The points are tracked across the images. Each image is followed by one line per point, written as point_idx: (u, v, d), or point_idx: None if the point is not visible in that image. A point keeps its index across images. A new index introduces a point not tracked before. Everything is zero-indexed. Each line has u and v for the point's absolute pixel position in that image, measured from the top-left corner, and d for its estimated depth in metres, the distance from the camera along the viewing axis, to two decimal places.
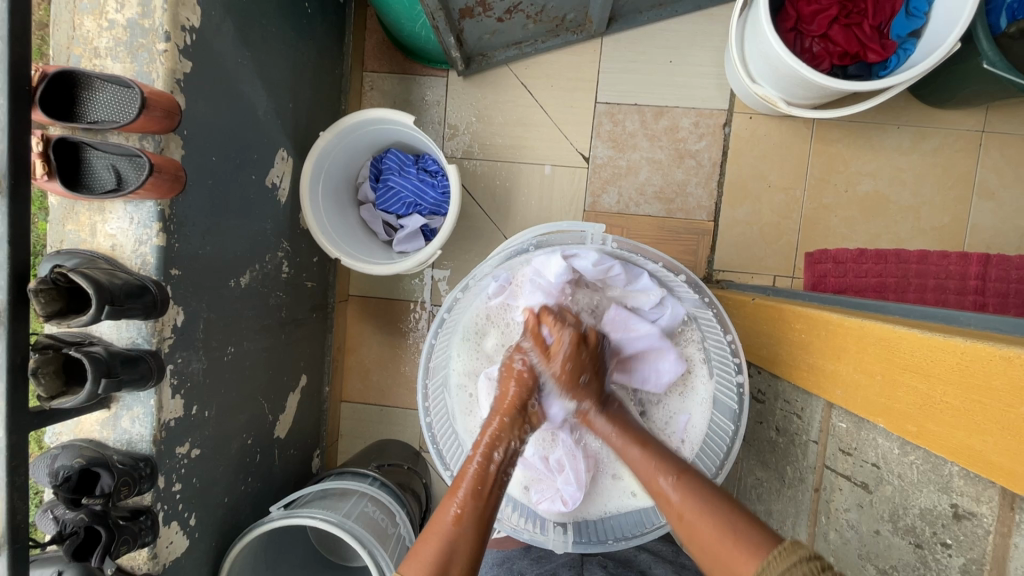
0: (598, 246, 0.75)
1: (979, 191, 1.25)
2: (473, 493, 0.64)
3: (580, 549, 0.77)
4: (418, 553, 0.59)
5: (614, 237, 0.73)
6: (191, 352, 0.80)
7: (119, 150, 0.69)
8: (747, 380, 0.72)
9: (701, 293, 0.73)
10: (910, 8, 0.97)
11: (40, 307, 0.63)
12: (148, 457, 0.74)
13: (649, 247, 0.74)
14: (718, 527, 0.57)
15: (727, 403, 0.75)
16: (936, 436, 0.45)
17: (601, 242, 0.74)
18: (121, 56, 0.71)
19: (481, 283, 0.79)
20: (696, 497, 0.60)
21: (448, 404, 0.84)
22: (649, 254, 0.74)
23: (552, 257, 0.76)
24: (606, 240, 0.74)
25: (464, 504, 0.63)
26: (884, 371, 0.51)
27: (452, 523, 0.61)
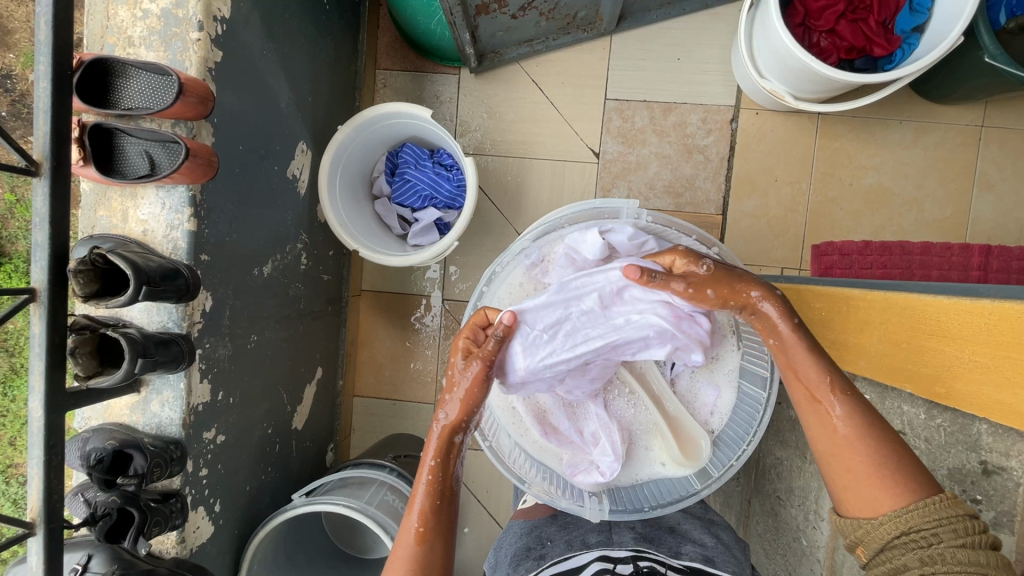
0: (633, 220, 0.79)
1: (979, 183, 1.28)
2: (432, 505, 0.64)
3: (616, 515, 0.78)
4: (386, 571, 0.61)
5: (649, 212, 0.78)
6: (218, 338, 0.81)
7: (153, 136, 0.71)
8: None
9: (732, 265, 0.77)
10: (914, 4, 1.00)
11: (78, 287, 0.64)
12: (178, 441, 0.75)
13: (682, 221, 0.79)
14: (874, 459, 0.53)
15: (758, 371, 0.77)
16: (965, 395, 0.47)
17: (635, 216, 0.79)
18: (155, 45, 0.73)
19: (516, 258, 0.80)
20: (863, 417, 0.55)
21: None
22: (681, 228, 0.78)
23: (588, 232, 0.76)
24: (640, 215, 0.79)
25: (423, 515, 0.63)
26: (910, 337, 0.53)
27: (415, 539, 0.63)
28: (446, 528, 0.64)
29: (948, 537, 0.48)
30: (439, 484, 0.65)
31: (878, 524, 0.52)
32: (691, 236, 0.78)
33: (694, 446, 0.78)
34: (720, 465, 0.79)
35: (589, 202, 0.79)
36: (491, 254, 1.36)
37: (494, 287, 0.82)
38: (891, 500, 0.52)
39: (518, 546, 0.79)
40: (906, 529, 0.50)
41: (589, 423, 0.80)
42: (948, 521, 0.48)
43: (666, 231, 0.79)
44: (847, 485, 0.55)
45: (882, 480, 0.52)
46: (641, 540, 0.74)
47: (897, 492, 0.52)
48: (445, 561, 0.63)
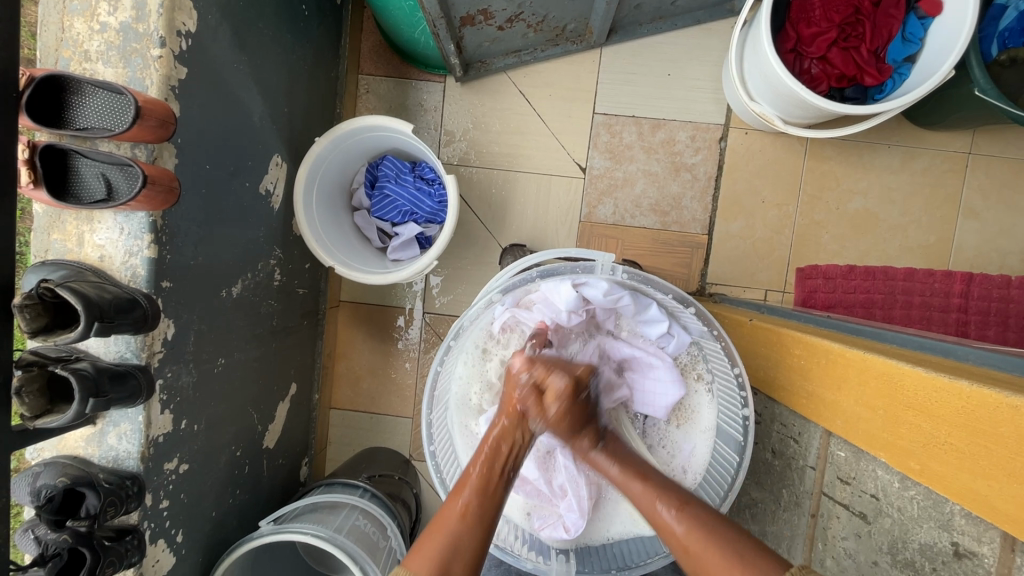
0: (607, 275, 0.76)
1: (964, 211, 1.27)
2: (478, 492, 0.66)
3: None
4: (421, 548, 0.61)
5: (625, 267, 0.75)
6: (181, 365, 0.78)
7: (110, 159, 0.67)
8: (753, 414, 0.73)
9: (709, 326, 0.74)
10: (907, 33, 0.98)
11: (25, 323, 0.60)
12: (135, 475, 0.72)
13: (659, 277, 0.75)
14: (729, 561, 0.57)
15: (732, 435, 0.76)
16: (939, 476, 0.46)
17: (610, 271, 0.76)
18: (113, 60, 0.69)
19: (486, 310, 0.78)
20: (700, 526, 0.61)
21: (452, 433, 0.83)
22: (658, 284, 0.75)
23: (561, 285, 0.76)
24: (615, 269, 0.76)
25: (469, 502, 0.65)
26: (886, 406, 0.52)
27: (459, 514, 0.64)
28: (490, 515, 0.65)
29: None
30: (489, 475, 0.68)
31: None
32: (668, 294, 0.75)
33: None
34: None
35: (563, 254, 0.76)
36: (473, 268, 1.34)
37: (461, 339, 0.79)
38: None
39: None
40: None
41: (557, 475, 0.81)
42: None
43: (645, 286, 0.76)
44: None
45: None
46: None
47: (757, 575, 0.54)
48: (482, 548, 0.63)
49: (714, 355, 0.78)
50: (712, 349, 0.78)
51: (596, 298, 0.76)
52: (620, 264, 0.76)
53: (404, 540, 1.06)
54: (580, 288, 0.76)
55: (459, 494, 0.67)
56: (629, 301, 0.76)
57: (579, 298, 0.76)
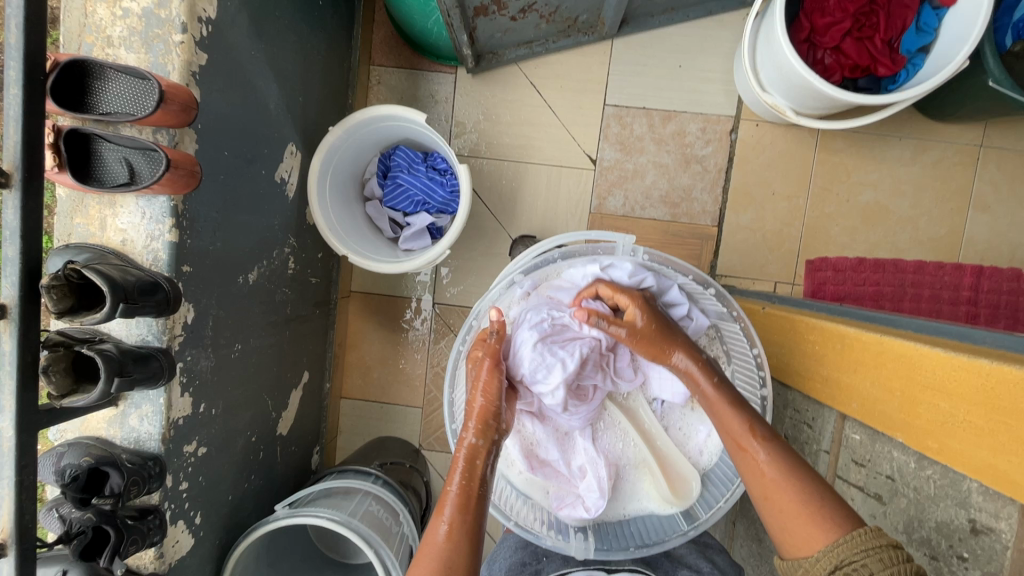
0: (630, 257, 0.77)
1: (975, 204, 1.27)
2: (459, 509, 0.63)
3: (600, 553, 0.78)
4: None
5: (646, 249, 0.76)
6: (200, 349, 0.79)
7: (132, 143, 0.68)
8: (771, 394, 0.73)
9: (729, 307, 0.75)
10: (921, 23, 0.98)
11: (52, 303, 0.61)
12: (156, 456, 0.73)
13: (679, 260, 0.76)
14: (800, 499, 0.57)
15: None
16: (958, 454, 0.46)
17: (632, 253, 0.76)
18: (135, 46, 0.70)
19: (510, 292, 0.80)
20: (782, 463, 0.60)
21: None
22: (677, 266, 0.76)
23: (588, 267, 0.79)
24: (637, 252, 0.77)
25: (453, 518, 0.62)
26: (904, 387, 0.52)
27: (443, 538, 0.60)
28: (478, 526, 0.62)
29: (879, 568, 0.49)
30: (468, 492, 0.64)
31: (818, 559, 0.53)
32: (687, 275, 0.77)
33: (683, 483, 0.81)
34: (708, 506, 0.79)
35: (583, 236, 0.76)
36: (483, 259, 1.34)
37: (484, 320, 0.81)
38: (826, 535, 0.55)
39: (513, 559, 0.80)
40: (836, 564, 0.52)
41: (577, 457, 0.84)
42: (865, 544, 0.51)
43: (665, 268, 0.78)
44: (786, 530, 0.58)
45: (807, 517, 0.56)
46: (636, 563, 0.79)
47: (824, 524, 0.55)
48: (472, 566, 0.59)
49: (732, 337, 0.79)
50: (730, 331, 0.79)
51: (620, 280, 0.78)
52: (640, 247, 0.77)
53: (415, 527, 1.07)
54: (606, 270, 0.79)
55: (447, 509, 0.63)
56: (652, 282, 0.77)
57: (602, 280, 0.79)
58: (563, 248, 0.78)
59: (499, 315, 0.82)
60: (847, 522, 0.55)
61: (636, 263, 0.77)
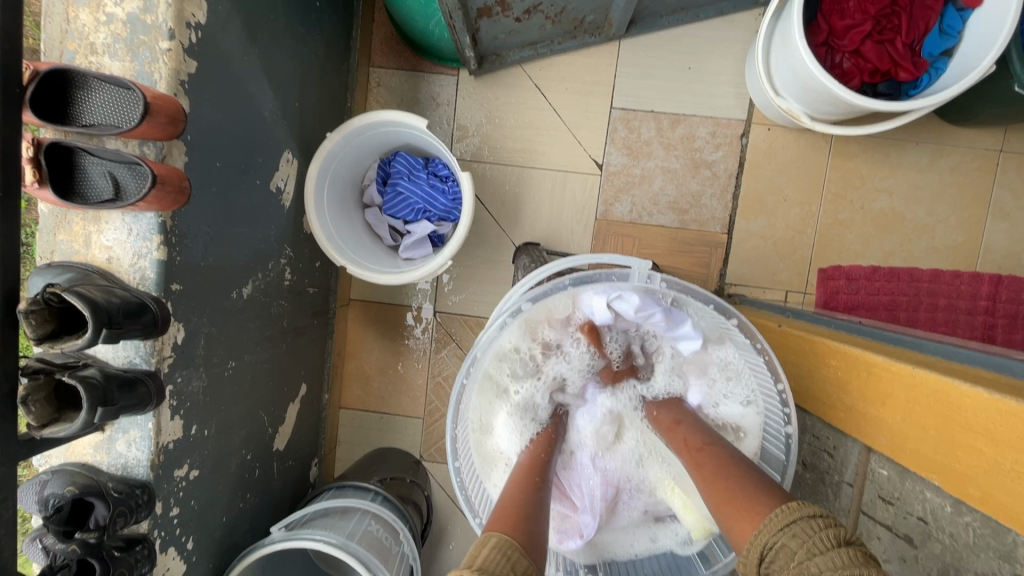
0: (642, 284, 0.70)
1: (994, 212, 1.23)
2: (525, 490, 0.65)
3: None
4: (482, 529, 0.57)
5: (663, 276, 0.69)
6: (191, 370, 0.76)
7: (117, 157, 0.64)
8: (796, 433, 0.69)
9: (752, 339, 0.70)
10: (944, 25, 0.94)
11: (30, 329, 0.57)
12: (145, 484, 0.70)
13: (699, 287, 0.70)
14: (731, 488, 0.59)
15: (771, 451, 0.74)
16: (1005, 506, 0.43)
17: (647, 280, 0.70)
18: (119, 53, 0.66)
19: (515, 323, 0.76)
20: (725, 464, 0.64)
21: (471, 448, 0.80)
22: (697, 294, 0.70)
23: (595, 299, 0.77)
24: (652, 278, 0.70)
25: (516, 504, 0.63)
26: (942, 427, 0.48)
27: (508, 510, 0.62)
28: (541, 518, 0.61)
29: (797, 546, 0.50)
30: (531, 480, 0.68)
31: (749, 551, 0.54)
32: (708, 304, 0.71)
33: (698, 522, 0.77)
34: (728, 548, 0.75)
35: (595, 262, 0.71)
36: (486, 267, 1.31)
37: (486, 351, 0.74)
38: (753, 519, 0.55)
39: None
40: (763, 546, 0.52)
41: (574, 475, 0.84)
42: (783, 517, 0.52)
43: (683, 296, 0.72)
44: (729, 527, 0.58)
45: (746, 507, 0.57)
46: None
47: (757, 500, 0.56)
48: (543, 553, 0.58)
49: (752, 366, 0.75)
50: (751, 360, 0.75)
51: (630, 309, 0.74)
52: (656, 272, 0.71)
53: (416, 545, 1.04)
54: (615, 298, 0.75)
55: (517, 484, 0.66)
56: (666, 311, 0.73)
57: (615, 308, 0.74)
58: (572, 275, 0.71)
59: (502, 344, 0.77)
60: (767, 505, 0.55)
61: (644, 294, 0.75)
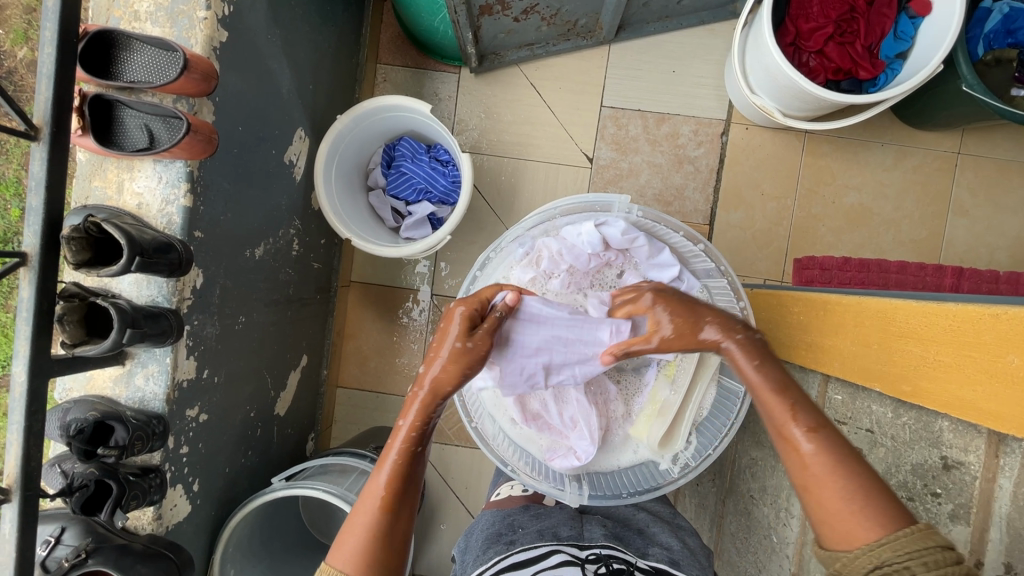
0: (624, 214, 0.83)
1: (954, 208, 1.33)
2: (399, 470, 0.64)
3: (595, 500, 0.83)
4: (363, 495, 0.63)
5: (640, 207, 0.82)
6: (207, 316, 0.81)
7: (154, 110, 0.71)
8: (757, 344, 0.80)
9: (716, 262, 0.82)
10: (899, 31, 1.05)
11: (70, 254, 0.64)
12: (160, 415, 0.75)
13: (671, 217, 0.83)
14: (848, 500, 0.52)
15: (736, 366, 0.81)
16: (929, 393, 0.49)
17: (627, 211, 0.83)
18: (161, 21, 0.74)
19: (509, 247, 0.86)
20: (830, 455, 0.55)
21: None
22: (669, 223, 0.83)
23: (582, 225, 0.82)
24: (631, 210, 0.83)
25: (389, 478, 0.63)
26: (881, 338, 0.56)
27: (381, 501, 0.62)
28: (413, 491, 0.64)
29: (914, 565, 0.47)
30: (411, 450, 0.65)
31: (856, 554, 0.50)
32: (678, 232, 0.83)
33: (673, 432, 0.82)
34: (699, 454, 0.84)
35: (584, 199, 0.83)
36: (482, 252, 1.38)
37: (485, 270, 0.87)
38: (867, 532, 0.51)
39: (490, 532, 0.79)
40: (878, 564, 0.49)
41: (569, 408, 0.82)
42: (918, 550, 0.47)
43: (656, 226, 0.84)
44: (824, 523, 0.53)
45: (850, 514, 0.52)
46: (610, 537, 0.76)
47: (868, 527, 0.51)
48: (406, 524, 0.63)
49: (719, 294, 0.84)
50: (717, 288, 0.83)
51: (613, 237, 0.81)
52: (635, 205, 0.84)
53: None
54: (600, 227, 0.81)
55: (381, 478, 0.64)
56: (644, 241, 0.81)
57: (599, 236, 0.81)
58: (562, 207, 0.84)
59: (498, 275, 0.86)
60: (890, 528, 0.50)
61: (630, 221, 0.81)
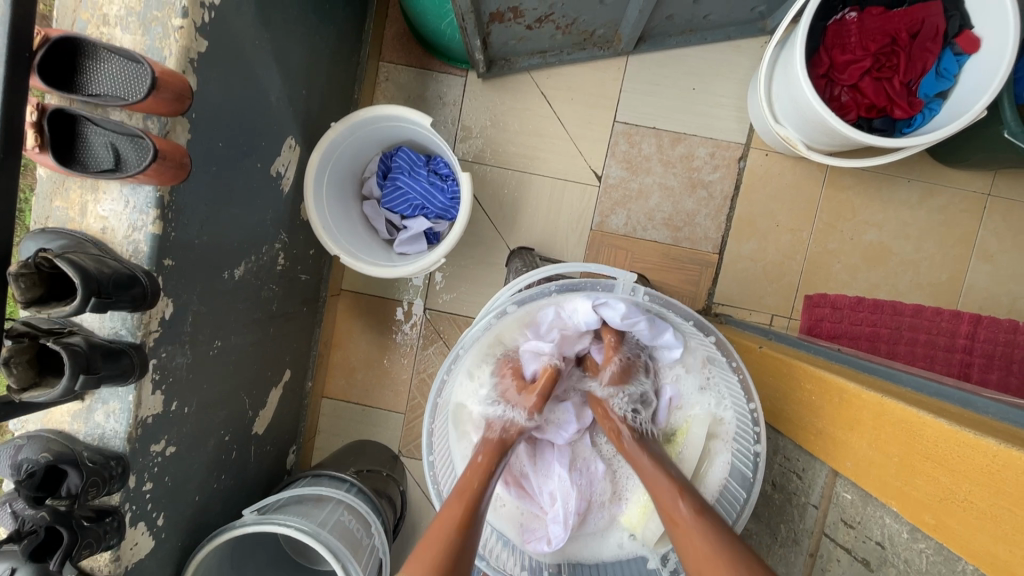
0: (628, 296, 0.75)
1: (978, 253, 1.26)
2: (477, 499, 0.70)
3: None
4: (440, 520, 0.67)
5: (646, 289, 0.74)
6: (176, 346, 0.76)
7: (121, 129, 0.64)
8: (764, 449, 0.73)
9: (728, 356, 0.75)
10: (941, 68, 0.96)
11: (19, 291, 0.58)
12: (120, 456, 0.70)
13: (680, 304, 0.75)
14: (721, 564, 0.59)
15: (741, 471, 0.77)
16: (955, 533, 0.47)
17: (631, 291, 0.74)
18: (131, 27, 0.67)
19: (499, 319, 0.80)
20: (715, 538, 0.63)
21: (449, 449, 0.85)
22: (678, 310, 0.76)
23: (581, 301, 0.79)
24: (636, 290, 0.75)
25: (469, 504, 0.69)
26: (904, 454, 0.53)
27: (456, 522, 0.66)
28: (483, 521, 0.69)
29: None
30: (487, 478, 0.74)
31: None
32: (687, 319, 0.76)
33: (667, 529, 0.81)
34: None
35: (582, 271, 0.74)
36: (478, 268, 1.32)
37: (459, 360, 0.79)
38: None
39: None
40: None
41: (550, 483, 0.88)
42: None
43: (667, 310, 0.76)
44: None
45: None
46: None
47: None
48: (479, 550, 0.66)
49: (728, 383, 0.79)
50: (726, 379, 0.79)
51: (613, 317, 0.80)
52: (640, 285, 0.75)
53: (387, 538, 1.05)
54: (599, 306, 0.80)
55: (458, 503, 0.69)
56: (644, 323, 0.81)
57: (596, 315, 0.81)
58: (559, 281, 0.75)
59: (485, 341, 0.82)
60: None
61: (631, 305, 0.79)
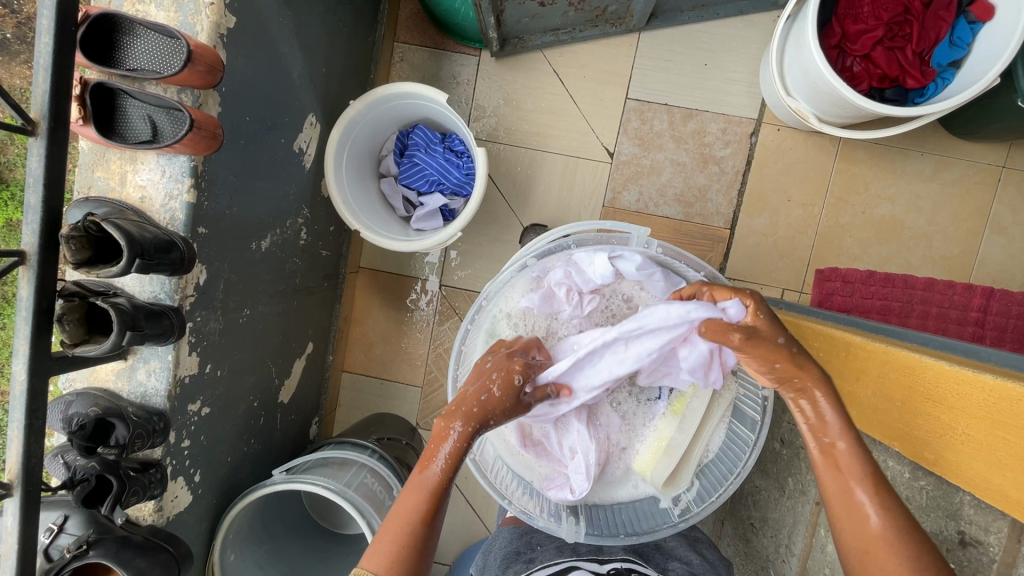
0: (643, 248, 0.83)
1: (992, 226, 1.26)
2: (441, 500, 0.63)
3: (592, 538, 0.83)
4: (397, 511, 0.62)
5: (660, 242, 0.82)
6: (209, 311, 0.80)
7: (157, 101, 0.69)
8: (771, 394, 0.78)
9: None
10: (955, 37, 0.96)
11: (70, 254, 0.63)
12: (161, 412, 0.75)
13: (691, 255, 0.83)
14: (910, 567, 0.52)
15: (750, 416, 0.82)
16: (955, 465, 0.51)
17: (645, 244, 0.84)
18: (166, 5, 0.71)
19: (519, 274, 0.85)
20: (895, 529, 0.53)
21: None
22: (689, 261, 0.84)
23: (597, 255, 0.82)
24: (649, 245, 0.84)
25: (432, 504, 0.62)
26: (907, 397, 0.57)
27: (423, 512, 0.62)
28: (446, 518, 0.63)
29: None
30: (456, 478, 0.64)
31: None
32: (699, 271, 0.83)
33: (680, 472, 0.85)
34: (701, 499, 0.84)
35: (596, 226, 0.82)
36: (492, 245, 1.34)
37: (489, 302, 0.86)
38: None
39: (508, 550, 0.86)
40: None
41: (570, 437, 0.86)
42: None
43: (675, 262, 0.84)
44: None
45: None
46: (630, 552, 0.85)
47: None
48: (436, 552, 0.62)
49: None
50: None
51: (628, 270, 0.82)
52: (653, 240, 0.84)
53: None
54: (616, 260, 0.82)
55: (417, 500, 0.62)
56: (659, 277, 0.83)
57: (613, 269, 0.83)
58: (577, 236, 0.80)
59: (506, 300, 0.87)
60: None
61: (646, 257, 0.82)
